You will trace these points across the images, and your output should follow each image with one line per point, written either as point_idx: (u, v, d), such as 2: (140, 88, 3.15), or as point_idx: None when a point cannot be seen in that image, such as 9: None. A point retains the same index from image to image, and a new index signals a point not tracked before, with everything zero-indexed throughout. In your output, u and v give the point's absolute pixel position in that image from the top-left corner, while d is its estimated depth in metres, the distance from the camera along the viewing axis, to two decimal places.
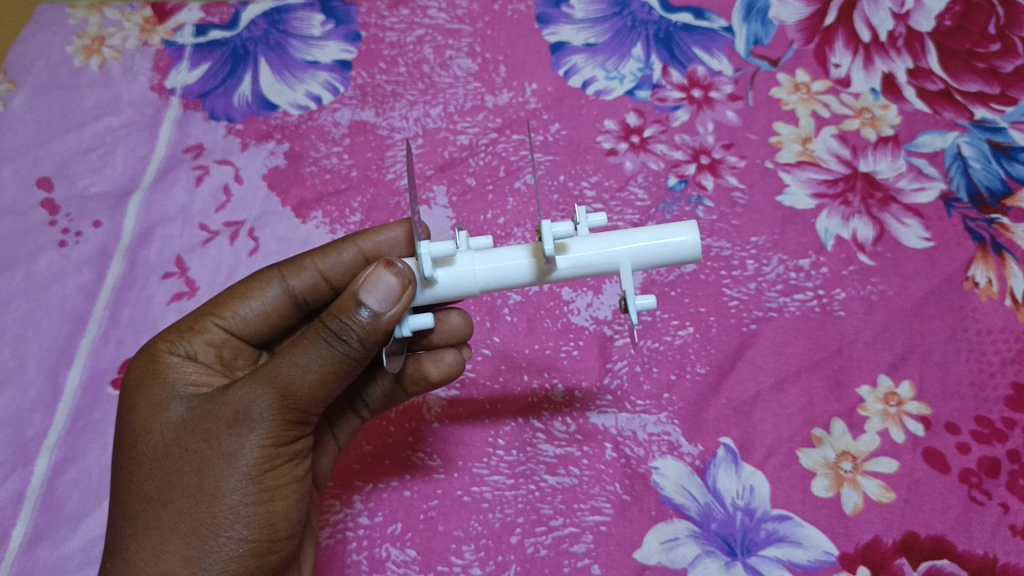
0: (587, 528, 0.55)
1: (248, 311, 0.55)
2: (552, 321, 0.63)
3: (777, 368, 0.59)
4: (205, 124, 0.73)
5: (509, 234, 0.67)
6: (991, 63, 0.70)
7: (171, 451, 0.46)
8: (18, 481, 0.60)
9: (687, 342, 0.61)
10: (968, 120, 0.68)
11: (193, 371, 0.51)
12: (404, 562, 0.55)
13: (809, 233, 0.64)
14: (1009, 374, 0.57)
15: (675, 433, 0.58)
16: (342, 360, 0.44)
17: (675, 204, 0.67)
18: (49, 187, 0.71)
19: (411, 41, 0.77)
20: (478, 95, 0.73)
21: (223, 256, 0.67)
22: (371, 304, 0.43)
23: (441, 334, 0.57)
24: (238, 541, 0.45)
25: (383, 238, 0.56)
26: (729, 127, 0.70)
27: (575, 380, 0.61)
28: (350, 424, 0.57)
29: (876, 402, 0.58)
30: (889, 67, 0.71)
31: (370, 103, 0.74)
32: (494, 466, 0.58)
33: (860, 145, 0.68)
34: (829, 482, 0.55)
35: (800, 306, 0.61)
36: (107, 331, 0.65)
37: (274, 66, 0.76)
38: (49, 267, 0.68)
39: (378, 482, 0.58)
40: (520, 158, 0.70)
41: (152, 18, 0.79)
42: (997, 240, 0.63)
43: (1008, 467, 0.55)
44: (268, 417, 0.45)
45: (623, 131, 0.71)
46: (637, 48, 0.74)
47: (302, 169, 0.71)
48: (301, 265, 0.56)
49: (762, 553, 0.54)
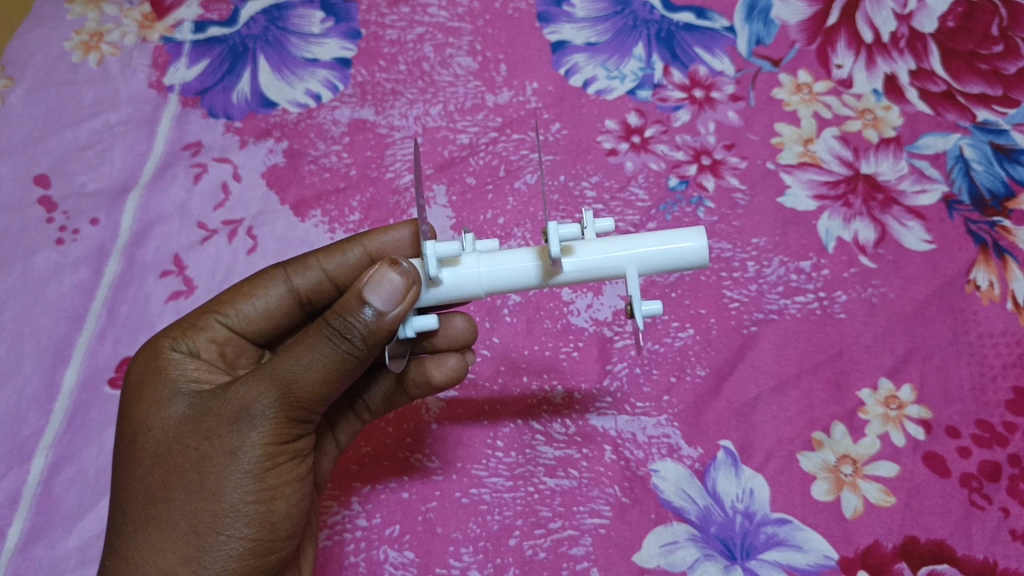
0: (586, 531, 0.55)
1: (251, 309, 0.55)
2: (552, 321, 0.63)
3: (777, 370, 0.59)
4: (203, 122, 0.73)
5: (509, 234, 0.67)
6: (994, 64, 0.70)
7: (172, 448, 0.46)
8: (15, 480, 0.59)
9: (687, 344, 0.61)
10: (970, 122, 0.68)
11: (195, 367, 0.50)
12: (402, 564, 0.55)
13: (810, 235, 0.64)
14: (1009, 377, 0.57)
15: (675, 435, 0.58)
16: (344, 359, 0.43)
17: (675, 205, 0.67)
18: (47, 184, 0.71)
19: (411, 39, 0.76)
20: (478, 94, 0.73)
21: (221, 255, 0.67)
22: (375, 303, 0.42)
23: (445, 339, 0.56)
24: (238, 539, 0.45)
25: (390, 238, 0.56)
26: (730, 127, 0.70)
27: (574, 381, 0.60)
28: (350, 425, 0.57)
29: (876, 405, 0.57)
30: (891, 68, 0.71)
31: (369, 101, 0.73)
32: (493, 468, 0.58)
33: (861, 146, 0.68)
34: (830, 485, 0.55)
35: (800, 308, 0.61)
36: (104, 330, 0.65)
37: (274, 64, 0.75)
38: (46, 264, 0.67)
39: (376, 482, 0.58)
40: (520, 157, 0.70)
41: (151, 14, 0.79)
42: (999, 244, 0.62)
43: (1008, 471, 0.54)
44: (270, 415, 0.44)
45: (624, 130, 0.70)
46: (638, 47, 0.74)
47: (301, 167, 0.70)
48: (306, 264, 0.56)
49: (762, 556, 0.54)
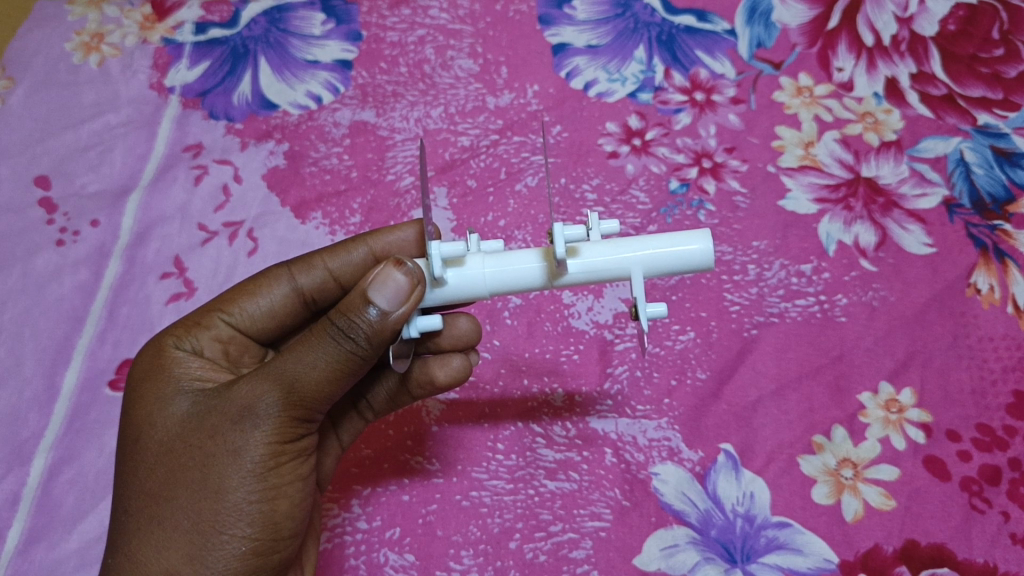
0: (586, 534, 0.55)
1: (255, 308, 0.55)
2: (552, 324, 0.63)
3: (778, 374, 0.59)
4: (204, 123, 0.73)
5: (510, 236, 0.67)
6: (995, 68, 0.70)
7: (176, 447, 0.45)
8: (15, 481, 0.59)
9: (688, 347, 0.61)
10: (970, 125, 0.68)
11: (199, 366, 0.50)
12: (403, 566, 0.55)
13: (810, 238, 0.64)
14: (1010, 382, 0.57)
15: (675, 439, 0.58)
16: (348, 358, 0.43)
17: (675, 208, 0.67)
18: (47, 186, 0.71)
19: (412, 41, 0.76)
20: (479, 96, 0.73)
21: (222, 257, 0.67)
22: (379, 303, 0.42)
23: (448, 339, 0.57)
24: (240, 539, 0.45)
25: (394, 238, 0.56)
26: (731, 129, 0.70)
27: (575, 384, 0.60)
28: (352, 425, 0.57)
29: (877, 408, 0.57)
30: (892, 71, 0.71)
31: (370, 103, 0.73)
32: (494, 471, 0.58)
33: (862, 149, 0.68)
34: (830, 489, 0.55)
35: (801, 311, 0.61)
36: (104, 331, 0.65)
37: (274, 65, 0.75)
38: (46, 266, 0.67)
39: (377, 485, 0.58)
40: (521, 159, 0.70)
41: (152, 15, 0.79)
42: (1000, 247, 0.62)
43: (1009, 475, 0.54)
44: (273, 414, 0.44)
45: (624, 133, 0.70)
46: (639, 50, 0.74)
47: (302, 169, 0.70)
48: (310, 264, 0.56)
49: (762, 560, 0.54)
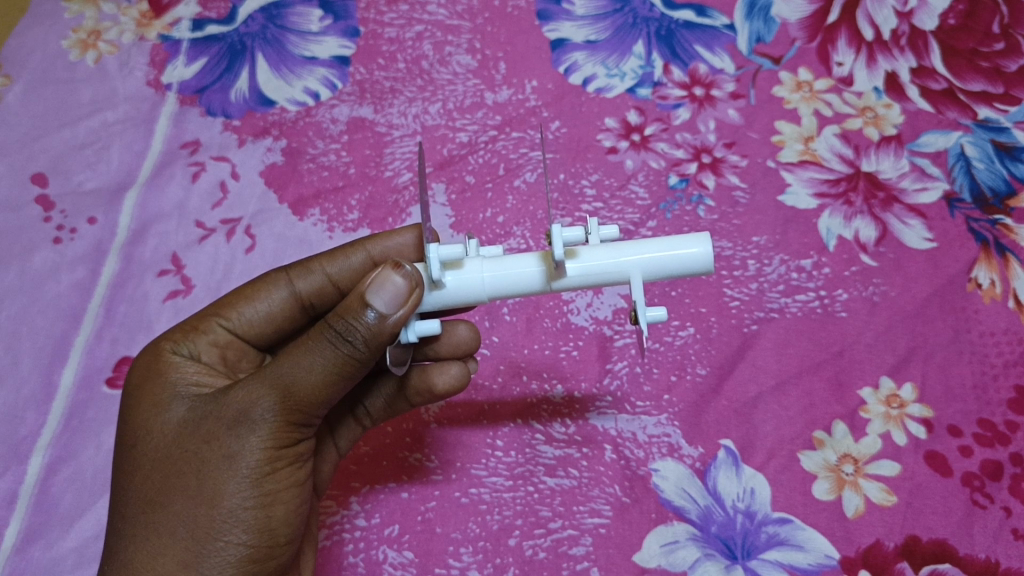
0: (586, 530, 0.55)
1: (253, 313, 0.55)
2: (552, 320, 0.63)
3: (778, 369, 0.59)
4: (201, 120, 0.73)
5: (509, 232, 0.66)
6: (995, 62, 0.70)
7: (171, 452, 0.45)
8: (13, 480, 0.59)
9: (687, 343, 0.60)
10: (971, 120, 0.67)
11: (196, 371, 0.50)
12: (401, 564, 0.55)
13: (810, 233, 0.64)
14: (1011, 376, 0.57)
15: (675, 434, 0.57)
16: (347, 362, 0.43)
17: (675, 204, 0.66)
18: (44, 183, 0.70)
19: (411, 37, 0.76)
20: (477, 92, 0.73)
21: (220, 253, 0.67)
22: (377, 306, 0.42)
23: (447, 345, 0.57)
24: (236, 545, 0.45)
25: (394, 242, 0.56)
26: (730, 125, 0.69)
27: (575, 380, 0.60)
28: (350, 431, 0.57)
29: (878, 404, 0.57)
30: (893, 66, 0.71)
31: (368, 99, 0.73)
32: (493, 467, 0.58)
33: (863, 144, 0.67)
34: (830, 485, 0.55)
35: (801, 306, 0.61)
36: (102, 329, 0.64)
37: (272, 62, 0.75)
38: (43, 264, 0.67)
39: (376, 482, 0.58)
40: (520, 155, 0.69)
41: (149, 12, 0.78)
42: (1000, 241, 0.62)
43: (1010, 470, 0.54)
44: (270, 419, 0.44)
45: (624, 129, 0.70)
46: (638, 45, 0.74)
47: (300, 165, 0.70)
48: (308, 268, 0.55)
49: (762, 556, 0.53)
